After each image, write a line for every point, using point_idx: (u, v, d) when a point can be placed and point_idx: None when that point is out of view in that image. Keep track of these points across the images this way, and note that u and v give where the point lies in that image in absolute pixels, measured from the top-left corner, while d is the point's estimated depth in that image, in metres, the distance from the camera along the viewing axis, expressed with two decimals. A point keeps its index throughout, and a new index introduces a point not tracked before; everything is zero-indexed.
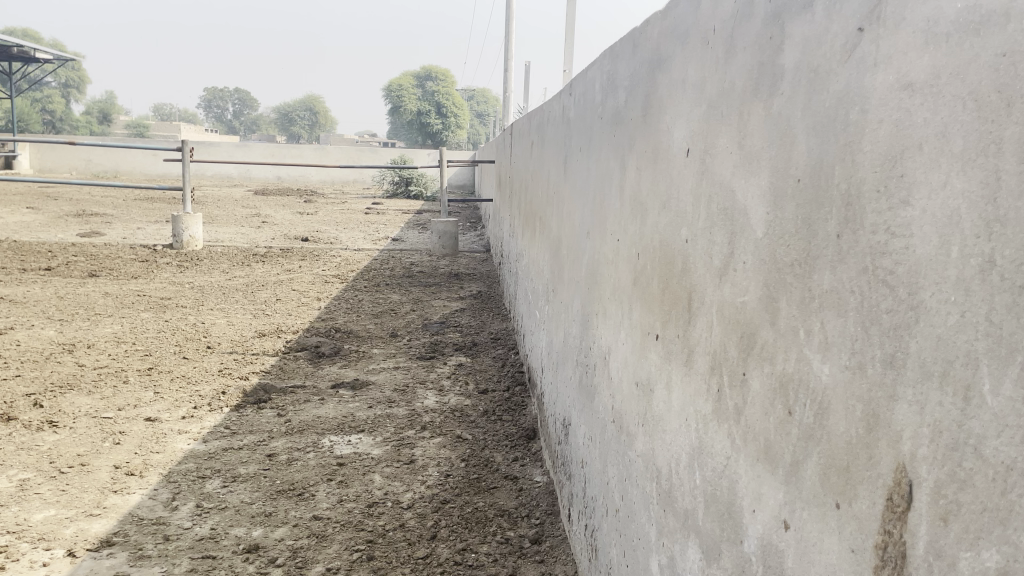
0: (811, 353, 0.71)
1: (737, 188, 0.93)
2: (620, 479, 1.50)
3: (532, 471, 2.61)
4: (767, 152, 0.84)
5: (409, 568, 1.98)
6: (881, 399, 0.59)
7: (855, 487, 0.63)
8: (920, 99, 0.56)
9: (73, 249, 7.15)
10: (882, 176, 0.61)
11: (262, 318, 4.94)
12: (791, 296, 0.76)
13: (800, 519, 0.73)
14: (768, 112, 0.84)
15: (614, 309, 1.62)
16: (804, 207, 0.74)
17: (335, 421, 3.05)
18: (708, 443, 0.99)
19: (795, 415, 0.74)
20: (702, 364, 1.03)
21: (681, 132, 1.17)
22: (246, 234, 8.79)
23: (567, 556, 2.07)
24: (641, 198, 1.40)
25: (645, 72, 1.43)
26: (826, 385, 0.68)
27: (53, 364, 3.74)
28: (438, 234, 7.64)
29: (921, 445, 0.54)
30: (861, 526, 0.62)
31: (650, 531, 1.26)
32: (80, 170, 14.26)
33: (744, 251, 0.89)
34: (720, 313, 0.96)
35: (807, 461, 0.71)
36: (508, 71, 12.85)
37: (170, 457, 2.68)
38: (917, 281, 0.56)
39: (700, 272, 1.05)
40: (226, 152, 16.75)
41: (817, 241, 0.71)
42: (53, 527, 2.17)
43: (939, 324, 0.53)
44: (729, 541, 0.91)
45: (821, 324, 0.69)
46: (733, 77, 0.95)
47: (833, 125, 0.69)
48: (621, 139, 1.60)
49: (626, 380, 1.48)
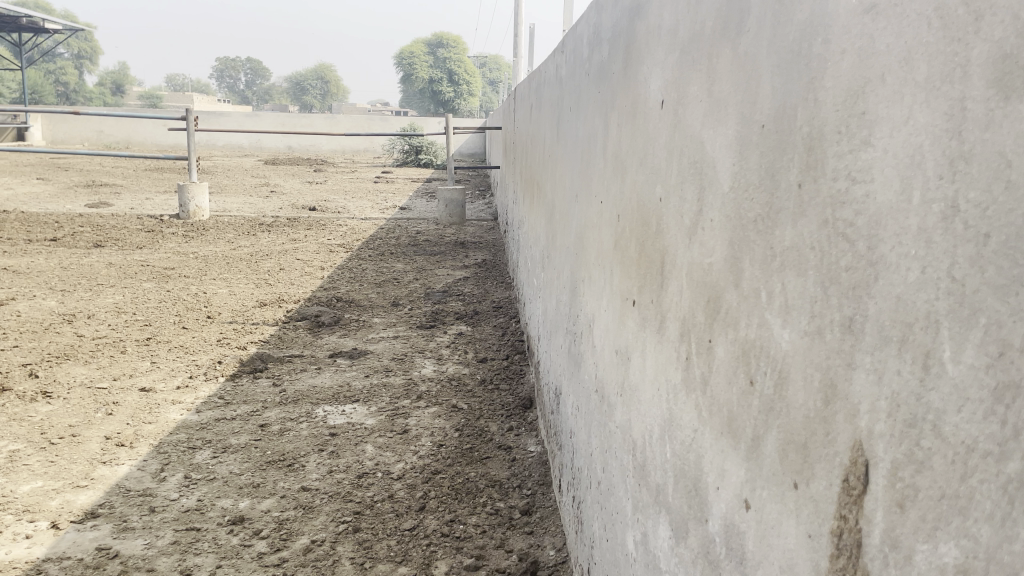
0: (773, 316, 0.64)
1: (706, 139, 0.85)
2: (602, 451, 1.44)
3: (527, 441, 2.56)
4: (734, 95, 0.76)
5: (395, 540, 1.94)
6: (839, 368, 0.52)
7: (812, 466, 0.56)
8: (883, 22, 0.49)
9: (80, 220, 7.12)
10: (844, 114, 0.53)
11: (265, 287, 4.90)
12: (754, 254, 0.69)
13: (759, 500, 0.66)
14: (736, 53, 0.76)
15: (598, 274, 1.55)
16: (768, 156, 0.67)
17: (330, 391, 3.01)
18: (678, 415, 0.93)
19: (756, 385, 0.67)
20: (673, 330, 0.96)
21: (657, 82, 1.09)
22: (254, 204, 8.74)
23: (557, 528, 2.02)
24: (621, 156, 1.33)
25: (626, 21, 1.35)
26: (786, 352, 0.61)
27: (51, 335, 3.71)
28: (445, 202, 7.56)
29: (879, 420, 0.47)
30: (817, 510, 0.55)
31: (627, 505, 1.20)
32: (91, 142, 14.23)
33: (712, 206, 0.82)
34: (690, 275, 0.89)
35: (768, 437, 0.65)
36: (518, 38, 12.55)
37: (160, 428, 2.65)
38: (877, 233, 0.48)
39: (672, 234, 0.98)
40: (237, 121, 16.65)
41: (780, 193, 0.63)
42: (39, 499, 2.15)
43: (899, 282, 0.46)
44: (696, 519, 0.85)
45: (782, 285, 0.62)
46: (703, 17, 0.87)
47: (797, 61, 0.61)
48: (605, 94, 1.52)
49: (608, 347, 1.41)
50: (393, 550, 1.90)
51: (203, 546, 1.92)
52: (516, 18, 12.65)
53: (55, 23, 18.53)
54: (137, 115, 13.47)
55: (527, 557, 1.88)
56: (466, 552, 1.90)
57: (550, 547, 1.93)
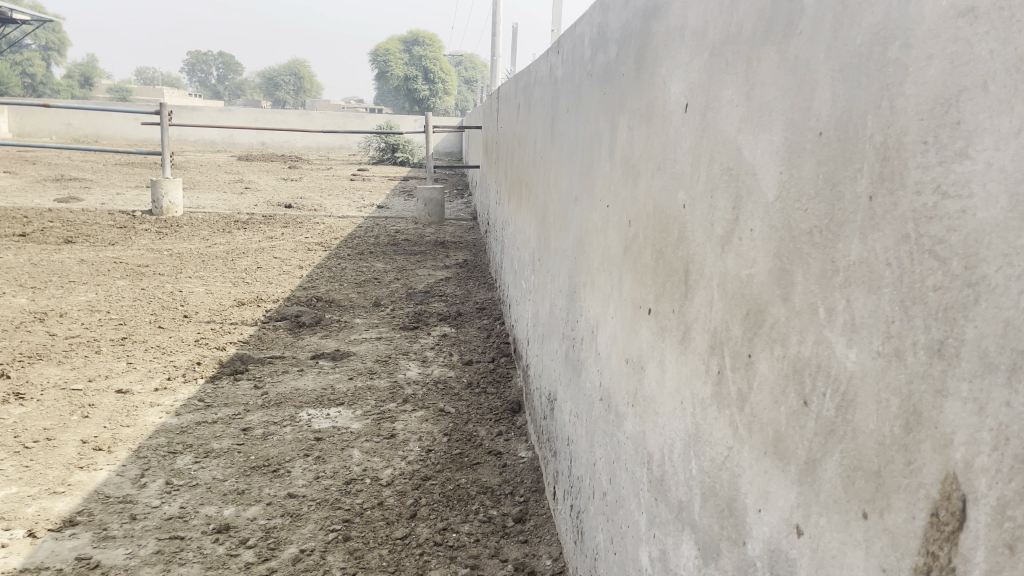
0: (834, 334, 0.61)
1: (743, 145, 0.81)
2: (607, 462, 1.41)
3: (517, 446, 2.53)
4: (781, 101, 0.73)
5: (386, 549, 1.90)
6: (925, 394, 0.49)
7: (887, 496, 0.53)
8: (985, 27, 0.46)
9: (50, 215, 6.95)
10: (931, 123, 0.50)
11: (242, 286, 4.80)
12: (808, 268, 0.65)
13: (815, 526, 0.63)
14: (783, 56, 0.73)
15: (602, 280, 1.52)
16: (827, 165, 0.63)
17: (313, 394, 2.95)
18: (706, 431, 0.90)
19: (811, 405, 0.64)
20: (701, 343, 0.93)
21: (678, 86, 1.06)
22: (228, 200, 8.61)
23: (552, 536, 1.99)
24: (633, 159, 1.29)
25: (639, 22, 1.31)
26: (851, 373, 0.58)
27: (23, 334, 3.60)
28: (424, 201, 7.51)
29: (982, 452, 0.45)
30: (894, 543, 0.52)
31: (640, 520, 1.17)
32: (60, 134, 13.94)
33: (752, 216, 0.78)
34: (722, 286, 0.86)
35: (827, 461, 0.61)
36: (497, 37, 12.54)
37: (140, 432, 2.57)
38: (977, 253, 0.45)
39: (698, 241, 0.95)
40: (210, 117, 16.44)
41: (844, 204, 0.60)
42: (14, 505, 2.07)
43: (1008, 306, 0.43)
44: (730, 541, 0.81)
45: (847, 302, 0.59)
46: (740, 18, 0.84)
47: (865, 66, 0.58)
48: (612, 97, 1.49)
49: (615, 356, 1.38)
50: (384, 559, 1.86)
51: (188, 555, 1.86)
52: (495, 17, 12.65)
53: (24, 13, 18.20)
54: (107, 108, 13.24)
55: (523, 567, 1.85)
56: (460, 562, 1.86)
57: (547, 556, 1.90)
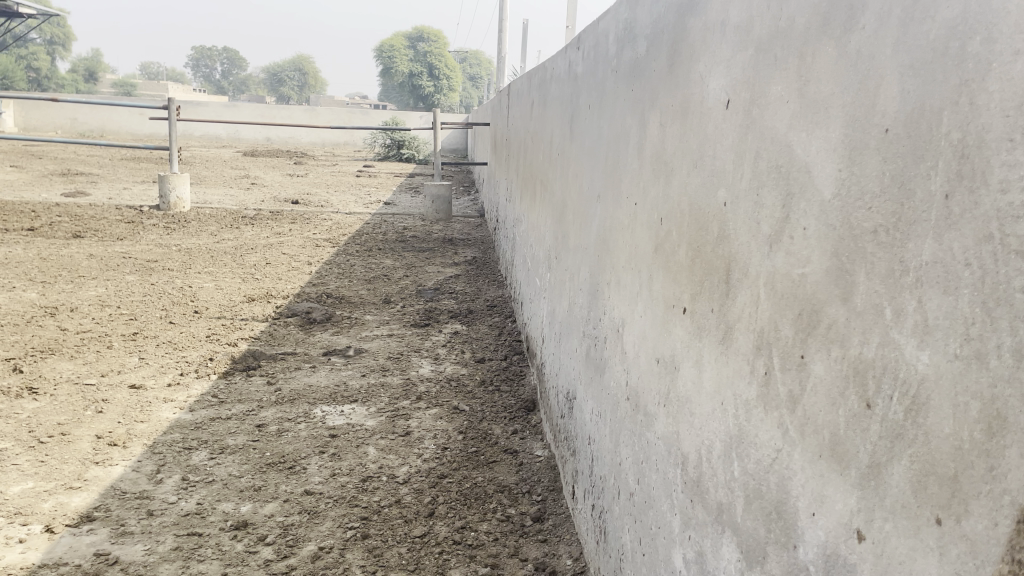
0: (903, 336, 0.59)
1: (795, 142, 0.80)
2: (635, 462, 1.39)
3: (532, 444, 2.52)
4: (839, 96, 0.71)
5: (405, 547, 1.89)
6: (1012, 398, 0.49)
7: (965, 501, 0.52)
8: None
9: (58, 210, 6.95)
10: (1017, 121, 0.49)
11: (251, 281, 4.79)
12: (872, 268, 0.64)
13: (879, 531, 0.62)
14: (842, 52, 0.71)
15: (629, 278, 1.50)
16: (894, 163, 0.62)
17: (327, 391, 2.94)
18: (750, 432, 0.89)
19: (875, 408, 0.63)
20: (744, 343, 0.91)
21: (718, 82, 1.05)
22: (235, 196, 8.60)
23: (571, 535, 1.98)
24: (666, 157, 1.28)
25: (672, 18, 1.30)
26: (923, 376, 0.57)
27: (34, 328, 3.59)
28: (431, 198, 7.49)
29: None
30: (973, 550, 0.51)
31: (673, 521, 1.16)
32: (67, 129, 13.94)
33: (805, 214, 0.77)
34: (770, 286, 0.84)
35: (894, 466, 0.60)
36: (503, 34, 12.53)
37: (154, 427, 2.56)
38: None
39: (741, 240, 0.94)
40: (215, 112, 16.43)
41: (915, 203, 0.59)
42: (31, 500, 2.06)
43: None
44: (778, 545, 0.80)
45: (918, 302, 0.58)
46: (791, 13, 0.82)
47: (940, 62, 0.57)
48: (641, 93, 1.47)
49: (644, 355, 1.37)
50: (404, 558, 1.85)
51: (206, 552, 1.85)
52: (501, 15, 12.63)
53: (31, 7, 18.21)
54: (113, 103, 13.24)
55: (543, 567, 1.83)
56: (479, 561, 1.85)
57: (567, 556, 1.88)
